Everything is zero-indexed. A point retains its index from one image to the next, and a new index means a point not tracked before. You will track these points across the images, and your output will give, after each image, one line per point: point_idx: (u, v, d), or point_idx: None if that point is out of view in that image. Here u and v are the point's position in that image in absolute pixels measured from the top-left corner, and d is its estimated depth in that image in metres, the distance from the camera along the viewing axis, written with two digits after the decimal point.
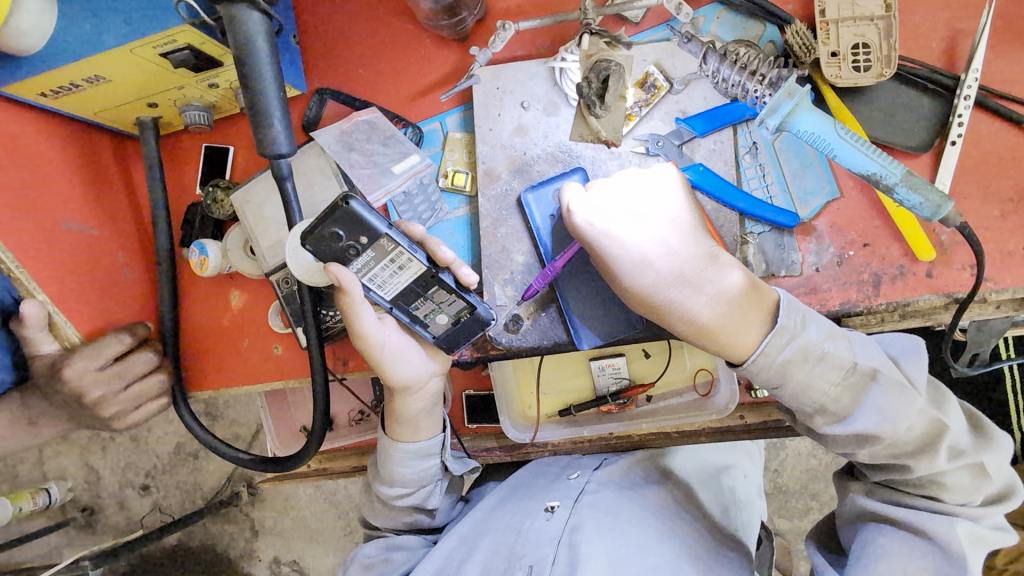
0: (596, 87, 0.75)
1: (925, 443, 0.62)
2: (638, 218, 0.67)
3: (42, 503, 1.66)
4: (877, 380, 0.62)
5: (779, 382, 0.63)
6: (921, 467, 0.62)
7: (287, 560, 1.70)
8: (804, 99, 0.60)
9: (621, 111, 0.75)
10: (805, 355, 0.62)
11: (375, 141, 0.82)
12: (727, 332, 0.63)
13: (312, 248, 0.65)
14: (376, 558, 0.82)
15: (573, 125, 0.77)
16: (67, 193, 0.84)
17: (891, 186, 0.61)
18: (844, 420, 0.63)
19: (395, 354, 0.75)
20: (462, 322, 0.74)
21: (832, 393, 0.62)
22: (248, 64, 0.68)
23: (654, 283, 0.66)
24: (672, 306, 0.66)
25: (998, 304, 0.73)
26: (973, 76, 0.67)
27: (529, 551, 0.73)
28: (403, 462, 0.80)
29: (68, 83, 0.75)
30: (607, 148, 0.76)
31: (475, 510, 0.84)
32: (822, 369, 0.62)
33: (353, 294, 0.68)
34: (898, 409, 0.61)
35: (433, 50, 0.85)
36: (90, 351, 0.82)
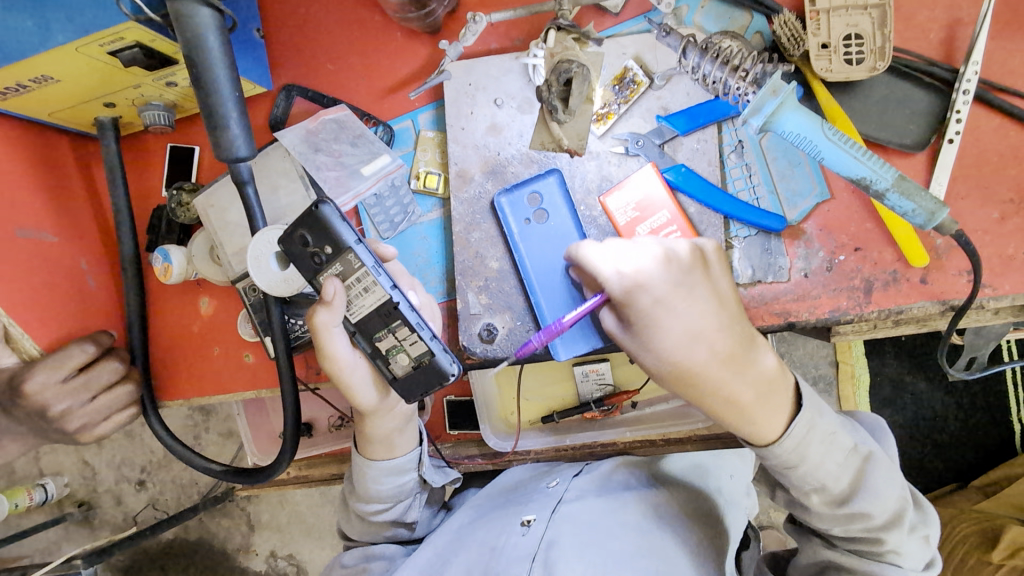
0: (557, 90, 0.68)
1: (895, 518, 0.59)
2: (681, 279, 0.58)
3: (38, 500, 1.64)
4: (872, 459, 0.60)
5: (795, 462, 0.59)
6: (893, 540, 0.59)
7: (284, 554, 1.69)
8: (789, 97, 0.56)
9: (586, 116, 0.71)
10: (821, 435, 0.59)
11: (343, 141, 0.78)
12: (759, 413, 0.58)
13: (282, 247, 0.64)
14: (354, 568, 0.80)
15: (534, 131, 0.73)
16: (23, 198, 0.80)
17: (881, 192, 0.57)
18: (845, 501, 0.59)
19: (359, 377, 0.70)
20: (423, 369, 0.65)
21: (837, 473, 0.59)
22: (198, 63, 0.63)
23: (702, 359, 0.58)
24: (715, 386, 0.59)
25: (998, 310, 0.70)
26: (973, 68, 0.63)
27: (503, 570, 0.69)
28: (374, 481, 0.77)
29: (14, 84, 0.71)
30: (569, 157, 0.72)
31: (452, 522, 0.80)
32: (831, 449, 0.59)
33: (332, 306, 0.63)
34: (888, 488, 0.59)
35: (404, 43, 0.80)
36: (52, 363, 0.79)
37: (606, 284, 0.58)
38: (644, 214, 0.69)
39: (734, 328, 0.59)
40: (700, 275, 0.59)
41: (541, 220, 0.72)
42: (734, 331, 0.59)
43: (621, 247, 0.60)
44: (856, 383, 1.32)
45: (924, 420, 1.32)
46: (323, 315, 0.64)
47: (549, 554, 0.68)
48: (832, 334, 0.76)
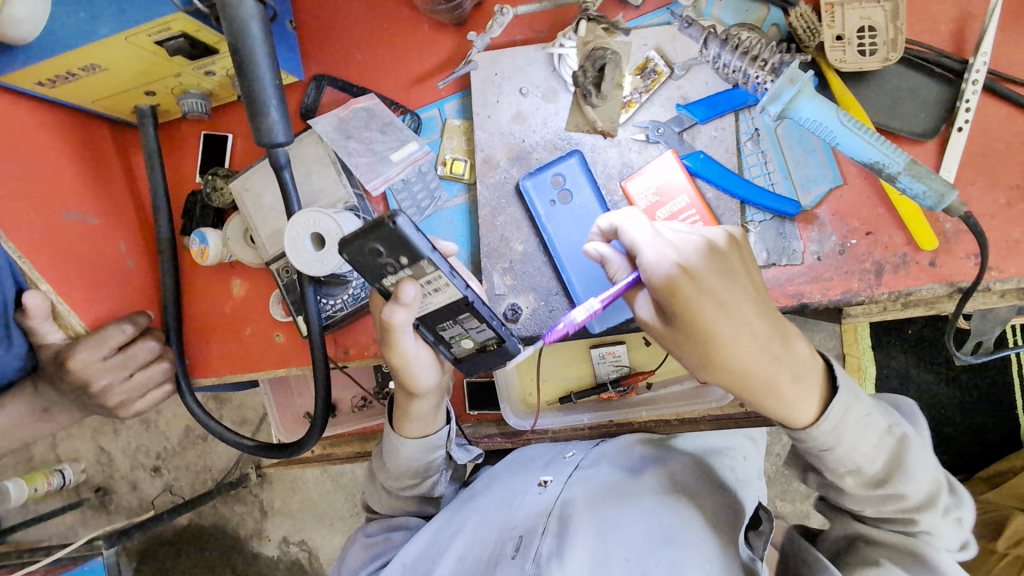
0: (592, 76, 0.73)
1: (931, 499, 0.60)
2: (722, 267, 0.56)
3: (57, 484, 1.70)
4: (907, 441, 0.60)
5: (832, 444, 0.59)
6: (926, 521, 0.60)
7: (297, 540, 1.74)
8: (806, 86, 0.59)
9: (616, 100, 0.74)
10: (857, 418, 0.58)
11: (373, 128, 0.81)
12: (794, 398, 0.57)
13: (348, 257, 0.58)
14: (377, 537, 0.84)
15: (571, 113, 0.76)
16: (66, 183, 0.84)
17: (893, 175, 0.60)
18: (878, 482, 0.60)
19: (416, 364, 0.72)
20: (489, 352, 0.72)
21: (871, 455, 0.59)
22: (243, 51, 0.67)
23: (744, 347, 0.55)
24: (762, 376, 0.56)
25: (1003, 293, 0.74)
26: (982, 59, 0.66)
27: (521, 521, 0.73)
28: (409, 456, 0.81)
29: (64, 72, 0.75)
30: (605, 138, 0.75)
31: (472, 489, 0.84)
32: (867, 432, 0.59)
33: (408, 307, 0.62)
34: (920, 469, 0.59)
35: (432, 35, 0.83)
36: (92, 341, 0.82)
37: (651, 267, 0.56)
38: (664, 199, 0.72)
39: (770, 316, 0.58)
40: (734, 262, 0.58)
41: (565, 200, 0.75)
42: (772, 319, 0.58)
43: (653, 230, 0.59)
44: (863, 375, 1.34)
45: (930, 411, 1.34)
46: (399, 315, 0.62)
47: (564, 509, 0.72)
48: (842, 316, 0.80)
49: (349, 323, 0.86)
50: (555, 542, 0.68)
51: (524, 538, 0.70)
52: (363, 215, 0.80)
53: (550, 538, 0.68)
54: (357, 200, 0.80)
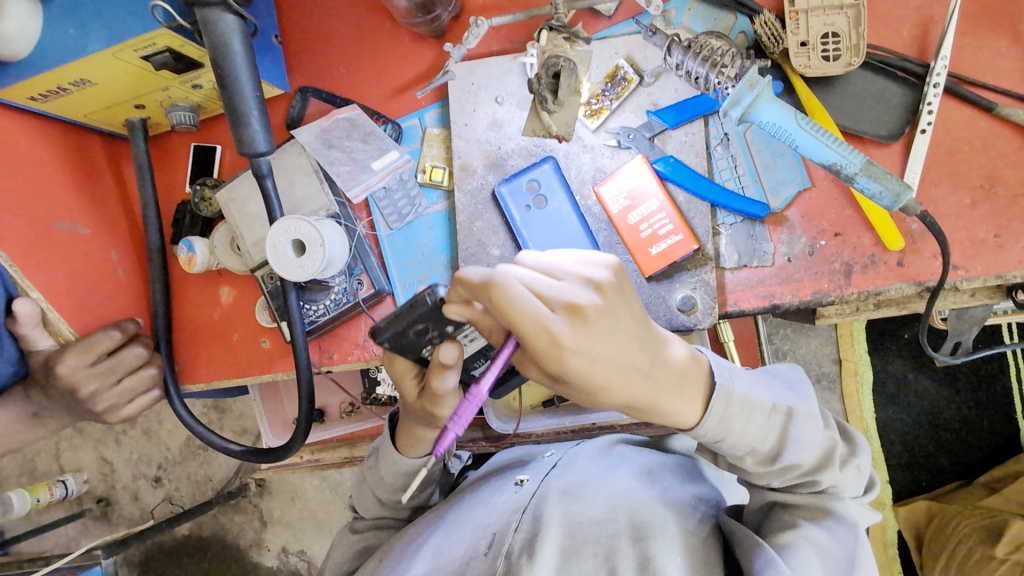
0: (546, 83, 0.75)
1: (826, 458, 0.63)
2: (599, 325, 0.52)
3: (59, 494, 1.71)
4: (791, 414, 0.62)
5: (722, 435, 0.60)
6: (826, 479, 0.63)
7: (296, 549, 1.74)
8: (765, 90, 0.61)
9: (574, 107, 0.77)
10: (742, 406, 0.60)
11: (355, 138, 0.83)
12: (675, 407, 0.57)
13: (394, 340, 0.63)
14: (369, 537, 0.85)
15: (527, 121, 0.78)
16: (58, 193, 0.86)
17: (851, 176, 0.61)
18: (777, 459, 0.62)
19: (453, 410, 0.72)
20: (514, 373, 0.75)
21: (763, 436, 0.61)
22: (224, 64, 0.69)
23: (628, 389, 0.54)
24: (642, 398, 0.55)
25: (974, 292, 0.76)
26: (942, 63, 0.67)
27: (494, 521, 0.72)
28: (398, 470, 0.79)
29: (55, 87, 0.77)
30: (558, 144, 0.77)
31: (453, 496, 0.83)
32: (751, 415, 0.60)
33: (454, 368, 0.62)
34: (810, 438, 0.62)
35: (413, 46, 0.86)
36: (82, 347, 0.84)
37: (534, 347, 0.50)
38: (635, 202, 0.74)
39: (648, 339, 0.55)
40: (613, 300, 0.53)
41: (540, 206, 0.77)
42: (650, 338, 0.56)
43: (530, 303, 0.50)
44: (859, 380, 1.36)
45: (925, 416, 1.34)
46: (450, 378, 0.63)
47: (538, 504, 0.71)
48: (817, 317, 0.82)
49: (333, 330, 0.87)
50: (527, 537, 0.66)
51: (498, 535, 0.69)
52: (345, 224, 0.83)
53: (523, 532, 0.67)
54: (339, 207, 0.83)
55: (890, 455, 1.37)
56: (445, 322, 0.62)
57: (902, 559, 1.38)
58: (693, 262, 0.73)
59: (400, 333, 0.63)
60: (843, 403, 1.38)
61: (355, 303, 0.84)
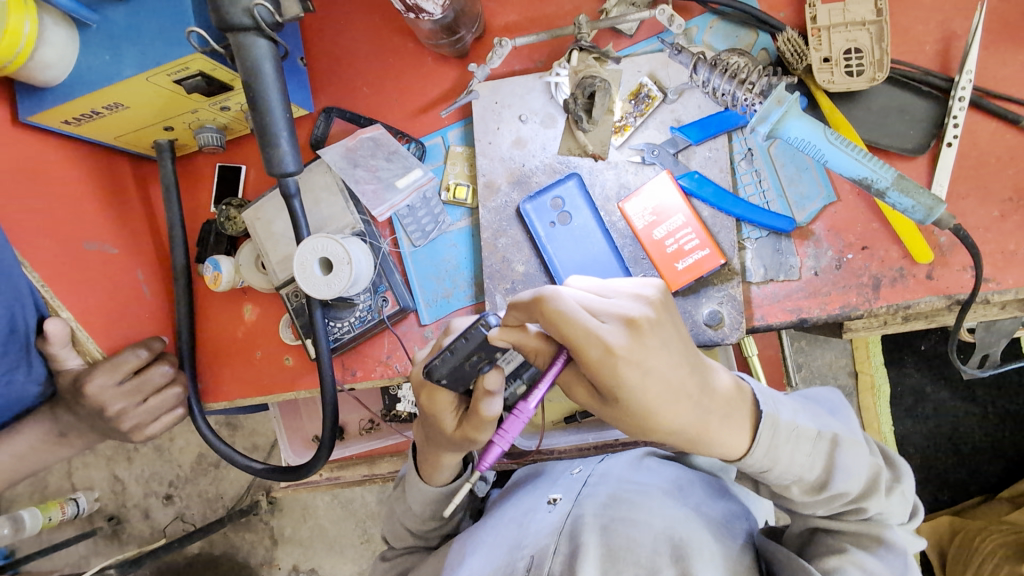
0: (582, 102, 0.76)
1: (872, 484, 0.62)
2: (652, 338, 0.54)
3: (70, 513, 1.71)
4: (838, 441, 0.62)
5: (771, 464, 0.61)
6: (874, 506, 0.62)
7: (307, 568, 1.73)
8: (793, 107, 0.62)
9: (608, 125, 0.77)
10: (788, 433, 0.61)
11: (379, 157, 0.85)
12: (721, 434, 0.59)
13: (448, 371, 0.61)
14: (398, 559, 0.86)
15: (561, 140, 0.79)
16: (89, 214, 0.88)
17: (882, 191, 0.62)
18: (823, 486, 0.62)
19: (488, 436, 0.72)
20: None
21: (809, 463, 0.61)
22: (257, 88, 0.71)
23: (679, 412, 0.56)
24: (690, 424, 0.57)
25: (1003, 305, 0.76)
26: (967, 77, 0.68)
27: (531, 542, 0.71)
28: (428, 499, 0.79)
29: (89, 111, 0.79)
30: (596, 161, 0.78)
31: (484, 519, 0.82)
32: (796, 442, 0.61)
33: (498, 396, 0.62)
34: (858, 466, 0.62)
35: (436, 67, 0.87)
36: (109, 366, 0.84)
37: (588, 354, 0.53)
38: (660, 218, 0.74)
39: (695, 368, 0.58)
40: (665, 321, 0.56)
41: (565, 222, 0.77)
42: (697, 367, 0.58)
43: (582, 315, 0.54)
44: (877, 393, 1.35)
45: (945, 429, 1.32)
46: (496, 407, 0.62)
47: (574, 525, 0.70)
48: (844, 330, 0.82)
49: (357, 346, 0.87)
50: (567, 560, 0.66)
51: (536, 559, 0.68)
52: (370, 241, 0.83)
53: (561, 554, 0.67)
54: (364, 225, 0.83)
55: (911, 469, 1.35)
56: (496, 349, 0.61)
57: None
58: (720, 277, 0.73)
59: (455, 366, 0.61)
60: (861, 416, 1.36)
61: (379, 320, 0.84)
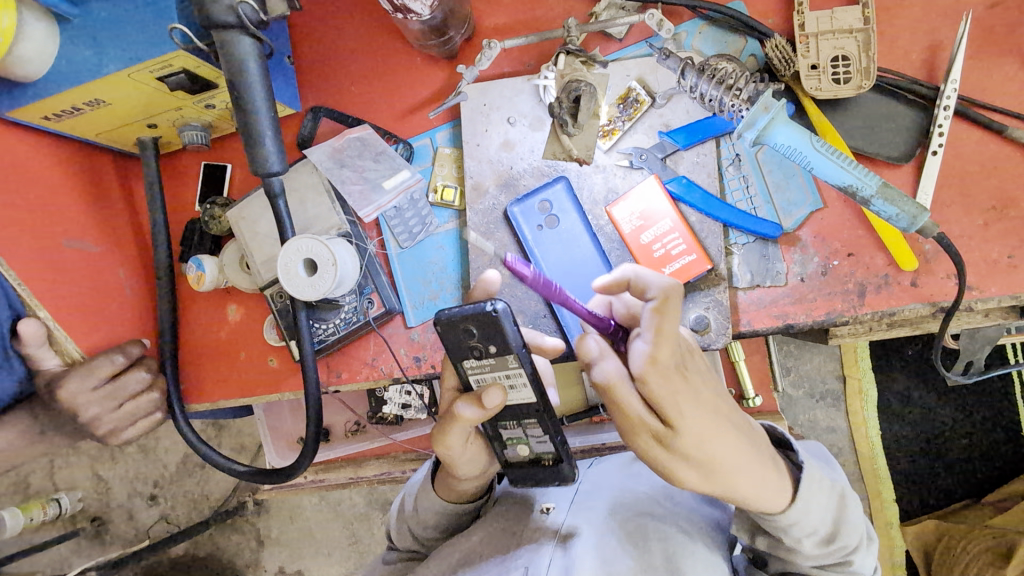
0: (567, 106, 0.75)
1: (862, 539, 0.65)
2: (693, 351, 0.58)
3: (52, 513, 1.68)
4: (846, 498, 0.65)
5: (800, 513, 0.61)
6: (861, 561, 0.64)
7: (293, 570, 1.71)
8: (780, 113, 0.62)
9: (593, 129, 0.76)
10: (814, 483, 0.62)
11: (366, 157, 0.84)
12: (769, 472, 0.59)
13: (442, 330, 0.61)
14: (395, 565, 0.88)
15: (546, 146, 0.79)
16: (69, 211, 0.86)
17: (867, 199, 0.62)
18: (830, 539, 0.63)
19: (476, 460, 0.72)
20: (542, 466, 0.72)
21: (823, 516, 0.63)
22: (240, 87, 0.70)
23: (733, 442, 0.56)
24: (742, 458, 0.57)
25: (987, 312, 0.76)
26: (952, 86, 0.67)
27: (524, 553, 0.71)
28: (439, 510, 0.81)
29: (69, 107, 0.78)
30: (579, 165, 0.77)
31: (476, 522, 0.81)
32: (819, 494, 0.63)
33: (485, 411, 0.62)
34: (856, 519, 0.65)
35: (426, 68, 0.86)
36: (83, 371, 0.84)
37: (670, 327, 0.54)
38: (648, 222, 0.74)
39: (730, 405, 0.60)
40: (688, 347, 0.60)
41: (552, 225, 0.77)
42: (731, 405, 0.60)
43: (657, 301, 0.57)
44: (864, 398, 1.35)
45: (931, 433, 1.33)
46: (473, 416, 0.63)
47: (569, 540, 0.71)
48: (829, 336, 0.83)
49: (342, 348, 0.86)
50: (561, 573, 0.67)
51: (529, 570, 0.68)
52: (356, 242, 0.83)
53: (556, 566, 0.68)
54: (350, 226, 0.83)
55: (897, 473, 1.35)
56: (493, 338, 0.60)
57: None
58: (707, 282, 0.73)
59: (452, 326, 0.61)
60: (849, 421, 1.37)
61: (365, 322, 0.84)
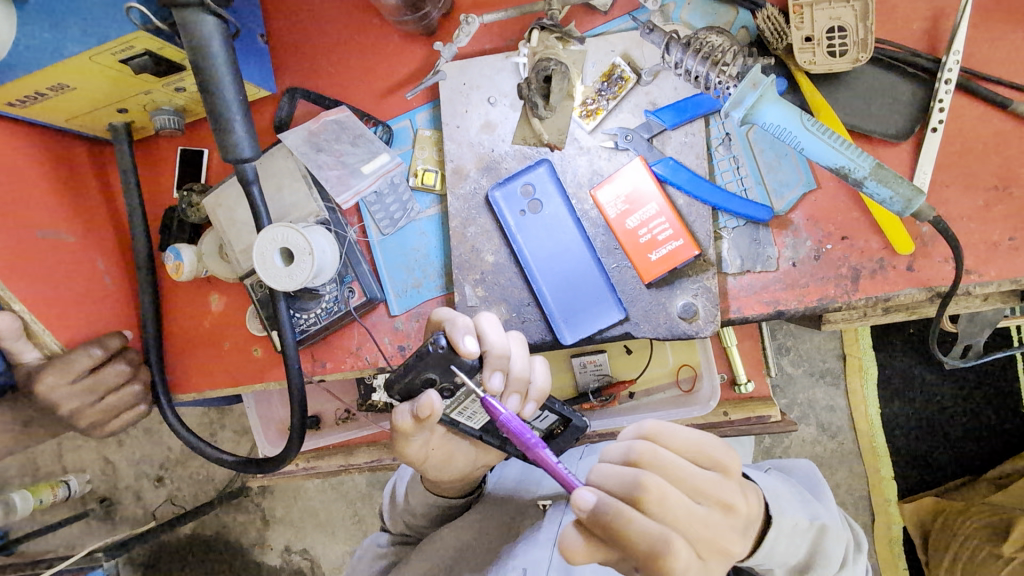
0: (537, 87, 0.74)
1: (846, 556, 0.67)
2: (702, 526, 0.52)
3: (62, 494, 1.69)
4: (826, 530, 0.64)
5: (768, 560, 0.60)
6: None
7: (298, 549, 1.73)
8: (768, 91, 0.59)
9: (567, 111, 0.74)
10: (792, 527, 0.61)
11: (344, 141, 0.81)
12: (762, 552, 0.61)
13: (401, 390, 0.63)
14: (389, 548, 0.89)
15: (516, 126, 0.76)
16: (42, 200, 0.84)
17: (859, 180, 0.59)
18: (805, 568, 0.64)
19: (448, 461, 0.76)
20: (556, 438, 0.74)
21: (794, 550, 0.62)
22: (204, 68, 0.66)
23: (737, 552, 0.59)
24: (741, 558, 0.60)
25: (986, 296, 0.74)
26: (954, 58, 0.64)
27: (521, 554, 0.76)
28: (431, 502, 0.83)
29: (32, 92, 0.75)
30: (551, 152, 0.75)
31: (472, 513, 0.84)
32: (793, 536, 0.61)
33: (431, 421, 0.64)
34: (836, 550, 0.64)
35: (403, 46, 0.83)
36: (61, 364, 0.83)
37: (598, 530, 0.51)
38: (634, 206, 0.72)
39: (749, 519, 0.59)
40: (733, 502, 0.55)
41: (535, 210, 0.74)
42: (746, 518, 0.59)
43: (683, 521, 0.51)
44: (864, 375, 1.33)
45: (932, 411, 1.31)
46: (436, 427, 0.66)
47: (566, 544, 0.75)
48: (824, 322, 0.81)
49: (325, 337, 0.85)
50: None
51: (528, 572, 0.74)
52: (335, 230, 0.80)
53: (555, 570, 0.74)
54: (328, 214, 0.80)
55: (897, 452, 1.34)
56: (456, 372, 0.62)
57: (909, 556, 1.35)
58: (694, 268, 0.71)
59: (409, 382, 0.63)
60: (848, 399, 1.35)
61: (346, 312, 0.81)
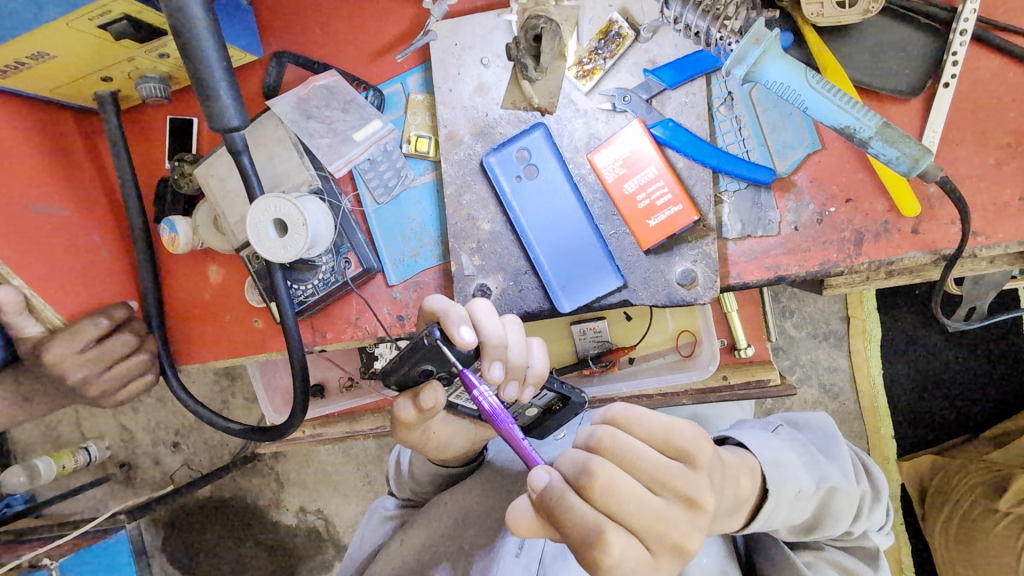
0: (527, 48, 0.71)
1: (861, 508, 0.69)
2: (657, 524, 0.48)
3: (83, 461, 1.74)
4: (835, 491, 0.65)
5: (768, 525, 0.61)
6: (859, 526, 0.69)
7: (313, 509, 1.78)
8: (772, 46, 0.57)
9: (558, 72, 0.72)
10: (793, 495, 0.61)
11: (335, 107, 0.79)
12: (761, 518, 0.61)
13: (397, 380, 0.64)
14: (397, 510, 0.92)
15: (505, 90, 0.73)
16: (33, 172, 0.83)
17: (864, 140, 0.57)
18: (811, 528, 0.66)
19: (449, 442, 0.78)
20: (555, 413, 0.76)
21: (800, 513, 0.63)
22: (184, 32, 0.64)
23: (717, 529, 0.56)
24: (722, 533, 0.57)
25: (993, 258, 0.72)
26: (971, 7, 0.62)
27: None
28: (432, 470, 0.86)
29: (13, 62, 0.72)
30: (540, 116, 0.73)
31: (476, 479, 0.85)
32: (796, 503, 0.62)
33: (430, 410, 0.65)
34: (846, 507, 0.66)
35: (392, 5, 0.79)
36: (67, 335, 0.83)
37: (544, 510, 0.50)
38: (632, 170, 0.70)
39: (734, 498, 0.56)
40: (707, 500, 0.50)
41: (531, 176, 0.73)
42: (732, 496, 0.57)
43: (628, 514, 0.48)
44: (868, 337, 1.33)
45: (935, 372, 1.31)
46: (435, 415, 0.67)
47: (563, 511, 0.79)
48: (825, 287, 0.81)
49: (325, 308, 0.85)
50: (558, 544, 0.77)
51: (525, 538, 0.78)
52: (329, 200, 0.79)
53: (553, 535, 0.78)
54: (321, 182, 0.78)
55: (900, 412, 1.34)
56: (451, 361, 0.62)
57: (907, 512, 1.38)
58: (694, 234, 0.69)
59: (406, 371, 0.64)
60: (851, 361, 1.35)
61: (343, 283, 0.81)
